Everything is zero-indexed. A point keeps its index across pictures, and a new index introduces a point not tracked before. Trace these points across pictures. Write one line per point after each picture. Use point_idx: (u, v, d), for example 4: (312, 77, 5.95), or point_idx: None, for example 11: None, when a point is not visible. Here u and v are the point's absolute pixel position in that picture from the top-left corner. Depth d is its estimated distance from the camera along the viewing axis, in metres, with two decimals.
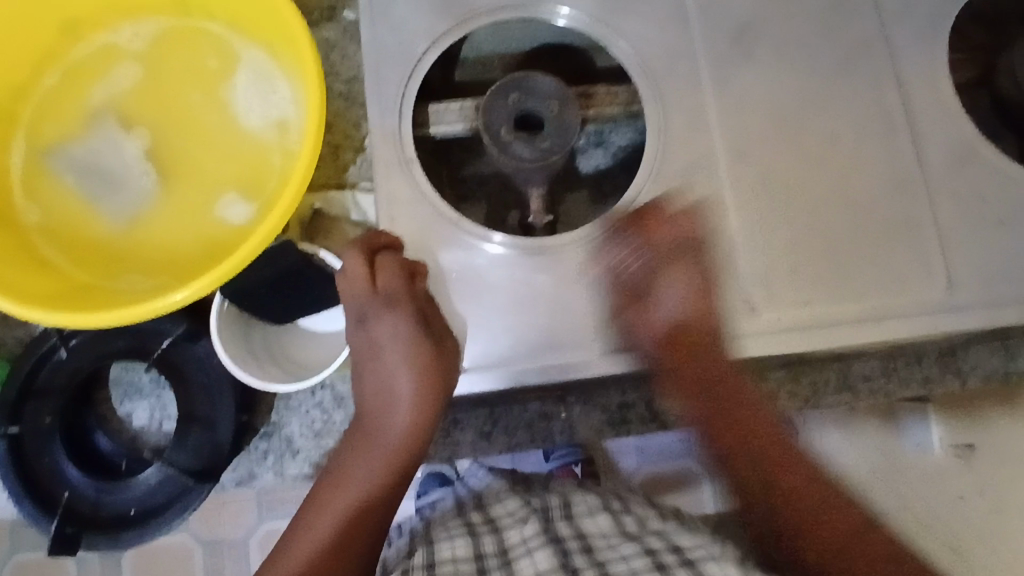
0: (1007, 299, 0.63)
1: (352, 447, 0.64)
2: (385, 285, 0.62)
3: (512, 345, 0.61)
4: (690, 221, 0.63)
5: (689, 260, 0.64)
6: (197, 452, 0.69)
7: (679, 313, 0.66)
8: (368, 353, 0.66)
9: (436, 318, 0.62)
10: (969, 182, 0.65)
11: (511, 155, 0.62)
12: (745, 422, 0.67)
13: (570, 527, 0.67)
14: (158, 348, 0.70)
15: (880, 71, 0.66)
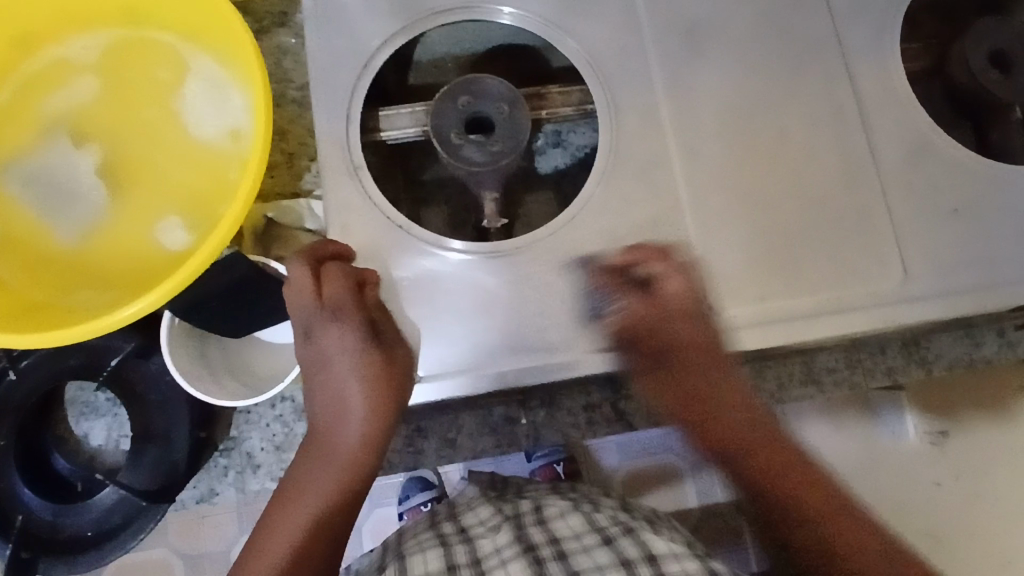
0: (964, 288, 0.63)
1: (304, 465, 0.61)
2: (331, 295, 0.59)
3: (468, 351, 0.60)
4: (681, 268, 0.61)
5: (674, 314, 0.66)
6: (156, 470, 0.68)
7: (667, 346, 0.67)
8: (316, 362, 0.62)
9: (389, 327, 0.61)
10: (924, 171, 0.64)
11: (460, 158, 0.61)
12: (731, 427, 0.68)
13: (542, 530, 0.65)
14: (109, 367, 0.69)
15: (832, 63, 0.65)
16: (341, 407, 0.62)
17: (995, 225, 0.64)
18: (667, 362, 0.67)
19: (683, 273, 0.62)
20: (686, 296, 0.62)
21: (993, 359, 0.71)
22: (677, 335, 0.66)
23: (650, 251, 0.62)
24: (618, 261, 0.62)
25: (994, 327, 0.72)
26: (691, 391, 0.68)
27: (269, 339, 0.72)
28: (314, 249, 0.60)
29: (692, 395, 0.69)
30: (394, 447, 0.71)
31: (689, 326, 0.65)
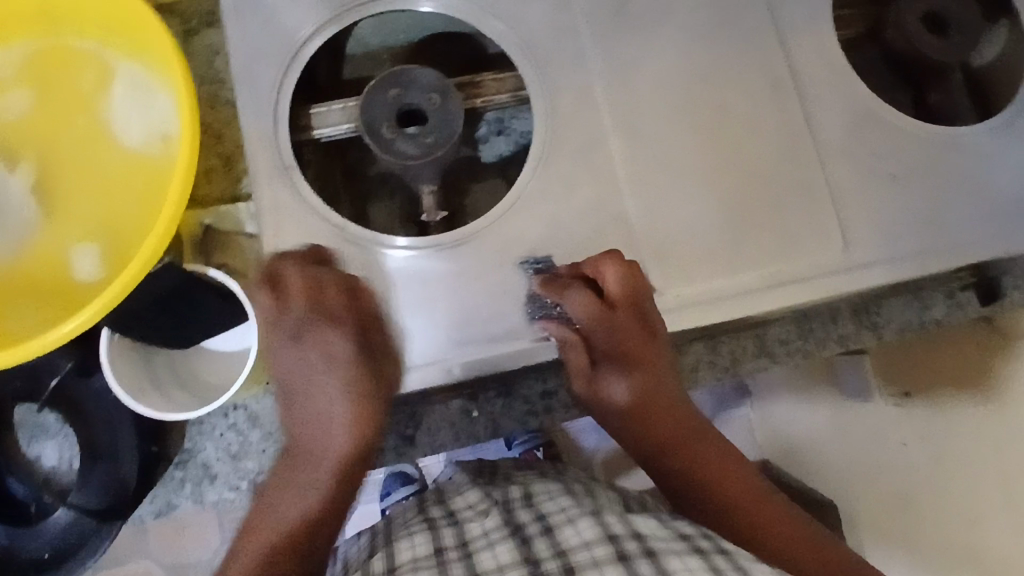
0: (905, 253, 0.63)
1: (289, 472, 0.67)
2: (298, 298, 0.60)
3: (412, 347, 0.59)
4: (629, 270, 0.60)
5: (601, 317, 0.66)
6: (105, 490, 0.68)
7: (628, 360, 0.68)
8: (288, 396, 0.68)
9: (376, 332, 0.61)
10: (861, 138, 0.65)
11: (394, 152, 0.60)
12: (675, 435, 0.68)
13: (529, 513, 0.60)
14: (49, 386, 0.67)
15: (766, 35, 0.65)
16: (315, 422, 0.69)
17: (937, 188, 0.64)
18: (617, 360, 0.68)
19: (630, 271, 0.60)
20: (624, 295, 0.62)
21: (943, 321, 0.71)
22: (619, 335, 0.68)
23: (568, 275, 0.62)
24: (568, 273, 0.62)
25: (944, 289, 0.72)
26: (651, 383, 0.68)
27: (218, 347, 0.71)
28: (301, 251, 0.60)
29: (642, 396, 0.69)
30: None
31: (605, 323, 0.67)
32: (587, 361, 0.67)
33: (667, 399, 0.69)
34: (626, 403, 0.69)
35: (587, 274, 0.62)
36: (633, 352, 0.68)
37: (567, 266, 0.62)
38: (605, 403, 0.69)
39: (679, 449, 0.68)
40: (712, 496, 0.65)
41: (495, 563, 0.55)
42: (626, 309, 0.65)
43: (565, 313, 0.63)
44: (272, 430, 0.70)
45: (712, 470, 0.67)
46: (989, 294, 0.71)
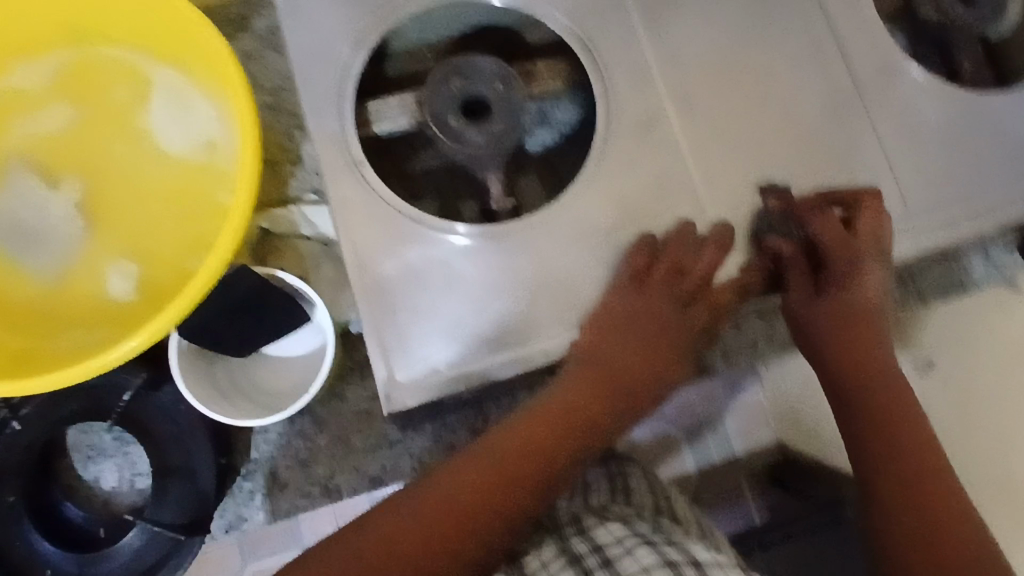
0: (958, 214, 0.65)
1: (500, 439, 0.54)
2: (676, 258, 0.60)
3: (496, 333, 0.59)
4: (875, 210, 0.62)
5: (852, 251, 0.61)
6: (182, 506, 0.66)
7: (841, 297, 0.62)
8: (630, 320, 0.59)
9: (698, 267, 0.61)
10: (909, 105, 0.66)
11: (464, 142, 0.60)
12: (888, 392, 0.58)
13: (584, 540, 0.54)
14: (118, 406, 0.66)
15: (810, 11, 0.66)
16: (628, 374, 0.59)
17: (982, 149, 0.66)
18: (841, 293, 0.62)
19: (878, 221, 0.62)
20: (872, 240, 0.61)
21: (982, 282, 0.75)
22: (854, 277, 0.62)
23: (814, 203, 0.62)
24: (814, 201, 0.63)
25: (980, 250, 0.75)
26: (863, 328, 0.61)
27: (279, 351, 0.69)
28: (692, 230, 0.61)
29: (848, 329, 0.62)
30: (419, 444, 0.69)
31: (845, 244, 0.61)
32: (811, 284, 0.63)
33: (870, 346, 0.61)
34: (831, 339, 0.61)
35: (828, 197, 0.63)
36: (846, 276, 0.62)
37: (808, 195, 0.63)
38: (813, 331, 0.62)
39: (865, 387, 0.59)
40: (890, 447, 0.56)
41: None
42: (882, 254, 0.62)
43: (805, 235, 0.62)
44: (339, 432, 0.69)
45: (883, 424, 0.57)
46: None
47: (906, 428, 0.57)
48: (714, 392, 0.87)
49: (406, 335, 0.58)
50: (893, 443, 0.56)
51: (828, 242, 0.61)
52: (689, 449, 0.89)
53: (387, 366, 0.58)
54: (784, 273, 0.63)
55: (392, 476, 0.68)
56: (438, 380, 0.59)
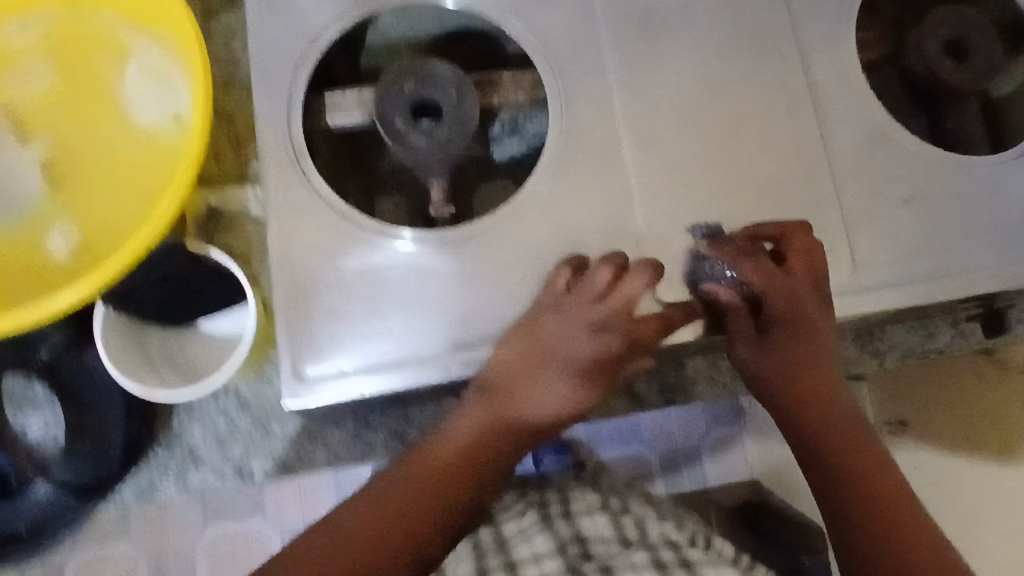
0: (915, 279, 0.62)
1: (429, 453, 0.56)
2: (627, 289, 0.58)
3: (420, 342, 0.59)
4: (810, 252, 0.60)
5: (789, 292, 0.60)
6: (89, 470, 0.67)
7: (785, 338, 0.61)
8: (537, 343, 0.58)
9: (632, 289, 0.58)
10: (878, 161, 0.64)
11: (407, 146, 0.59)
12: (843, 436, 0.58)
13: (568, 527, 0.56)
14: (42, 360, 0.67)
15: (789, 53, 0.64)
16: (532, 399, 0.59)
17: (948, 215, 0.64)
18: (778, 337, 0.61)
19: (814, 259, 0.60)
20: (804, 277, 0.60)
21: (946, 350, 0.71)
22: (796, 322, 0.60)
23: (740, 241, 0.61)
24: (743, 242, 0.61)
25: (949, 319, 0.71)
26: (815, 370, 0.61)
27: (215, 329, 0.70)
28: (615, 257, 0.59)
29: (797, 367, 0.61)
30: (340, 438, 0.70)
31: (779, 286, 0.60)
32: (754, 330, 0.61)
33: (823, 389, 0.60)
34: (778, 385, 0.61)
35: (758, 236, 0.61)
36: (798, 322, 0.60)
37: (738, 235, 0.61)
38: (760, 381, 0.62)
39: (812, 423, 0.59)
40: (843, 476, 0.56)
41: (531, 553, 0.54)
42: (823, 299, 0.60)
43: (733, 279, 0.60)
44: (260, 416, 0.70)
45: (845, 462, 0.57)
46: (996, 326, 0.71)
47: (875, 472, 0.56)
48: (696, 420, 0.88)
49: (319, 334, 0.58)
50: (859, 483, 0.56)
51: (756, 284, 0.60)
52: (661, 476, 0.88)
53: (294, 363, 0.58)
54: (725, 318, 0.61)
55: (305, 464, 0.70)
56: (343, 383, 0.58)
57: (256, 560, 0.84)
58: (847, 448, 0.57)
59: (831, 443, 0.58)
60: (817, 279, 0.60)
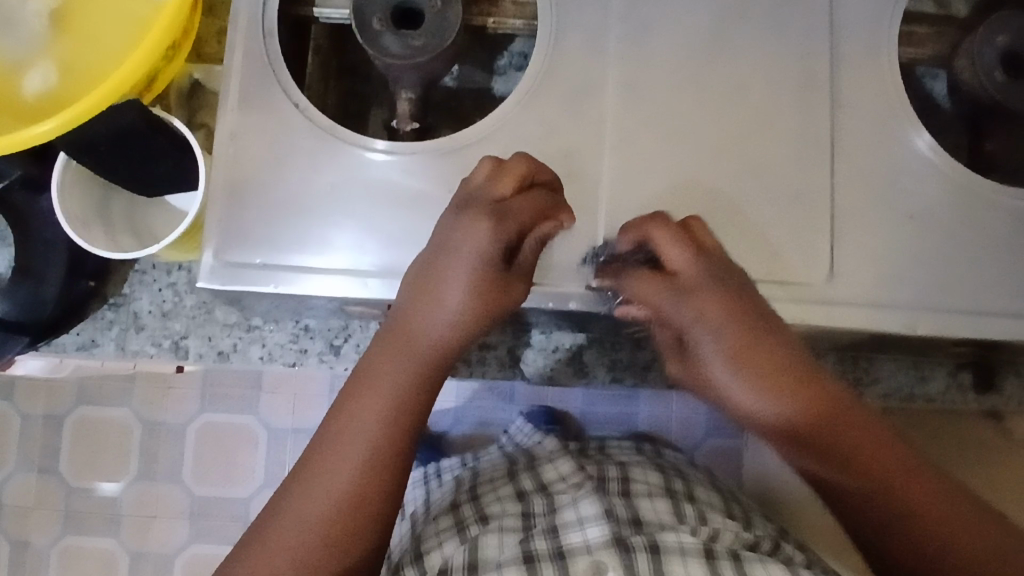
0: (895, 303, 0.56)
1: (354, 391, 0.51)
2: (518, 204, 0.52)
3: (358, 253, 0.56)
4: (678, 230, 0.52)
5: (672, 295, 0.52)
6: (26, 308, 0.68)
7: (727, 365, 0.51)
8: (427, 268, 0.52)
9: (531, 201, 0.52)
10: (887, 166, 0.57)
11: (377, 47, 0.56)
12: (857, 450, 0.50)
13: (627, 505, 0.55)
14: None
15: (815, 28, 0.59)
16: (435, 332, 0.52)
17: (955, 245, 0.57)
18: (711, 354, 0.51)
19: (683, 240, 0.52)
20: (687, 268, 0.52)
21: (936, 398, 0.70)
22: (705, 324, 0.51)
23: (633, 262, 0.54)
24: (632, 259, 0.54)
25: (949, 368, 0.71)
26: (767, 372, 0.50)
27: (177, 204, 0.70)
28: (504, 160, 0.53)
29: (736, 382, 0.52)
30: (278, 340, 0.73)
31: (662, 292, 0.52)
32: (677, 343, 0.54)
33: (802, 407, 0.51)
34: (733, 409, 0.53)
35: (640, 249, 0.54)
36: (717, 326, 0.51)
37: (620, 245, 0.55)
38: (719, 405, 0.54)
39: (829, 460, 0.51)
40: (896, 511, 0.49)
41: (576, 519, 0.52)
42: (716, 274, 0.52)
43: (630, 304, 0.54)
44: (205, 299, 0.73)
45: (864, 501, 0.50)
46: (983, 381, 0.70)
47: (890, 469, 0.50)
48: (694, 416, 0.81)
49: (249, 223, 0.56)
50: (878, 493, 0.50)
51: (647, 300, 0.53)
52: None
53: (220, 251, 0.56)
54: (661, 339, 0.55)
55: (239, 357, 0.73)
56: (262, 276, 0.56)
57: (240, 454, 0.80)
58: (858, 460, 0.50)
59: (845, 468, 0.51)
60: (696, 263, 0.52)
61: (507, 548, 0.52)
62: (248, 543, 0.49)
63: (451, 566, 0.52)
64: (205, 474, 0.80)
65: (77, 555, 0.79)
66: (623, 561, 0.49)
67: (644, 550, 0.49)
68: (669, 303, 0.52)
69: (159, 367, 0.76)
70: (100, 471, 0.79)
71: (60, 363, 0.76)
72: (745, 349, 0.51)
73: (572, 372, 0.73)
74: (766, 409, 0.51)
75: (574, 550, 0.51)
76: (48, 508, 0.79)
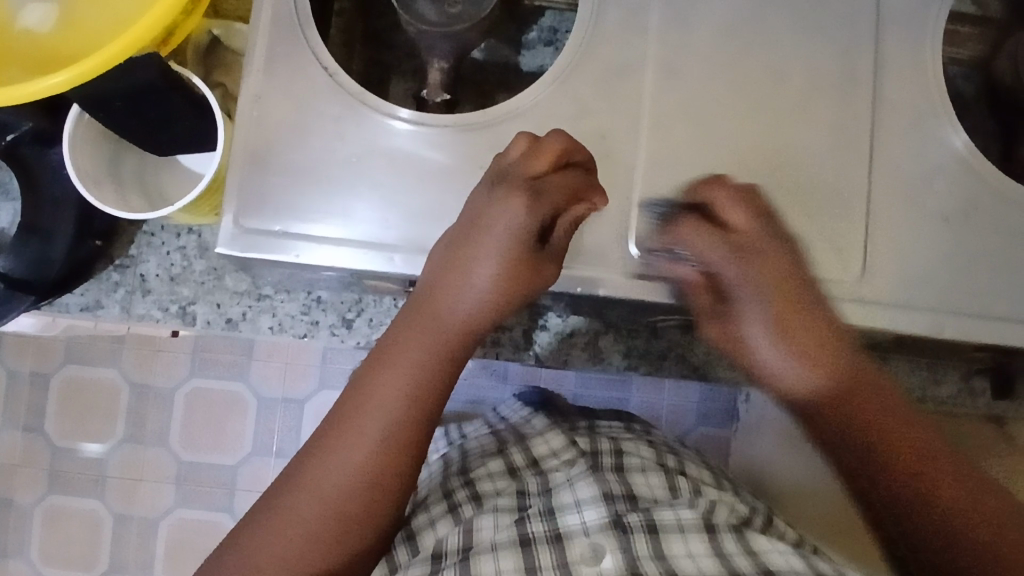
0: (922, 306, 0.56)
1: (373, 370, 0.50)
2: (547, 178, 0.51)
3: (382, 227, 0.55)
4: (743, 195, 0.53)
5: (732, 256, 0.53)
6: (31, 265, 0.66)
7: (771, 330, 0.53)
8: (461, 237, 0.51)
9: (561, 179, 0.51)
10: (925, 165, 0.57)
11: (413, 13, 0.55)
12: (877, 421, 0.52)
13: (619, 480, 0.53)
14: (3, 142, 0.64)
15: (861, 20, 0.57)
16: (455, 306, 0.51)
17: (986, 252, 0.56)
18: (754, 316, 0.54)
19: (746, 205, 0.53)
20: (750, 232, 0.53)
21: (948, 401, 0.71)
22: (754, 284, 0.53)
23: (678, 211, 0.54)
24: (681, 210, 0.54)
25: (961, 371, 0.71)
26: (815, 339, 0.52)
27: (191, 165, 0.68)
28: (540, 137, 0.52)
29: (785, 338, 0.53)
30: (289, 311, 0.72)
31: (722, 251, 0.53)
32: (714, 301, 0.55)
33: (841, 373, 0.52)
34: (770, 366, 0.53)
35: (698, 205, 0.54)
36: (780, 287, 0.53)
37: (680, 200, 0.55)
38: (752, 364, 0.55)
39: (854, 434, 0.52)
40: (896, 474, 0.51)
41: (572, 501, 0.52)
42: (776, 237, 0.53)
43: (685, 262, 0.54)
44: (215, 265, 0.72)
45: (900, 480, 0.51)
46: (1000, 386, 0.71)
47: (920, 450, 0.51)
48: (687, 399, 0.79)
49: (268, 187, 0.54)
50: (908, 470, 0.51)
51: (705, 259, 0.53)
52: None
53: (235, 215, 0.54)
54: (691, 299, 0.55)
55: (248, 325, 0.72)
56: (280, 245, 0.54)
57: (230, 421, 0.77)
58: (891, 435, 0.51)
59: (877, 440, 0.51)
60: (769, 226, 0.53)
61: (502, 531, 0.50)
62: (255, 519, 0.48)
63: (446, 549, 0.50)
64: (192, 440, 0.77)
65: (60, 518, 0.77)
66: (621, 542, 0.48)
67: (643, 530, 0.49)
68: (715, 259, 0.53)
69: (154, 331, 0.75)
70: (85, 432, 0.77)
71: (53, 322, 0.75)
72: (790, 307, 0.53)
73: (587, 356, 0.73)
74: (815, 381, 0.52)
75: (571, 533, 0.50)
76: (34, 469, 0.77)
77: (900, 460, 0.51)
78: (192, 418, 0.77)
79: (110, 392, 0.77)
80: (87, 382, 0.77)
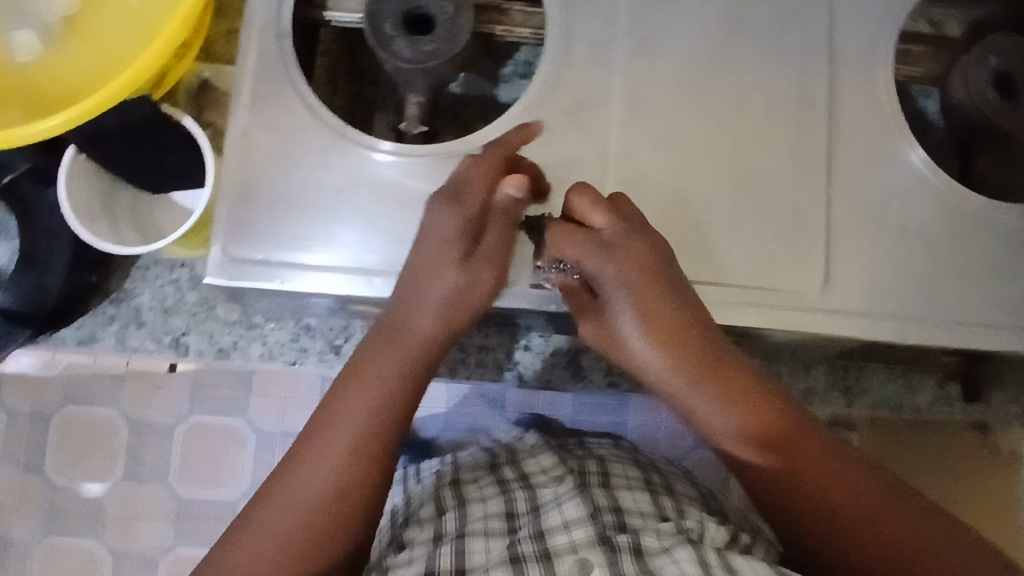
0: (886, 314, 0.57)
1: (345, 383, 0.52)
2: (478, 177, 0.53)
3: (366, 254, 0.57)
4: (610, 203, 0.53)
5: (599, 252, 0.52)
6: (29, 298, 0.69)
7: (642, 322, 0.52)
8: (418, 257, 0.53)
9: (484, 163, 0.53)
10: (883, 179, 0.59)
11: (390, 51, 0.58)
12: (763, 429, 0.52)
13: (607, 497, 0.55)
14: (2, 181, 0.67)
15: (816, 44, 0.61)
16: (418, 322, 0.53)
17: (944, 259, 0.58)
18: (621, 314, 0.53)
19: (607, 205, 0.53)
20: (613, 233, 0.53)
21: (925, 409, 0.72)
22: (617, 276, 0.52)
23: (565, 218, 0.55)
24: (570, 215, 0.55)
25: (936, 380, 0.72)
26: (671, 336, 0.52)
27: (184, 200, 0.71)
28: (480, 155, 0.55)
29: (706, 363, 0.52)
30: (278, 339, 0.76)
31: (579, 252, 0.53)
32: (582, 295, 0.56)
33: (766, 426, 0.52)
34: (662, 368, 0.53)
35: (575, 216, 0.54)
36: (649, 281, 0.52)
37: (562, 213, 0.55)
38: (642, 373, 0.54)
39: (769, 452, 0.51)
40: (783, 482, 0.51)
41: (560, 522, 0.51)
42: (639, 231, 0.53)
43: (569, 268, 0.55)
44: (207, 297, 0.75)
45: (782, 486, 0.51)
46: (972, 393, 0.72)
47: (830, 465, 0.51)
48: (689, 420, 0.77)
49: (254, 220, 0.57)
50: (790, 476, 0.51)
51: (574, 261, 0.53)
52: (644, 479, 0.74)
53: (224, 246, 0.57)
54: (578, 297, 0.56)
55: (238, 354, 0.76)
56: (266, 272, 0.57)
57: (229, 455, 0.78)
58: (801, 452, 0.51)
59: (779, 455, 0.51)
60: (642, 229, 0.53)
61: (494, 554, 0.51)
62: (233, 538, 0.49)
63: (438, 568, 0.50)
64: (190, 473, 0.78)
65: (54, 555, 0.78)
66: (607, 558, 0.48)
67: (628, 551, 0.48)
68: (593, 268, 0.53)
69: (150, 365, 0.77)
70: (81, 471, 0.78)
71: (51, 360, 0.77)
72: (660, 307, 0.52)
73: (568, 375, 0.75)
74: (727, 420, 0.52)
75: (559, 551, 0.49)
76: (29, 507, 0.78)
77: (771, 463, 0.51)
78: (191, 453, 0.78)
79: (104, 429, 0.78)
80: (81, 419, 0.78)
